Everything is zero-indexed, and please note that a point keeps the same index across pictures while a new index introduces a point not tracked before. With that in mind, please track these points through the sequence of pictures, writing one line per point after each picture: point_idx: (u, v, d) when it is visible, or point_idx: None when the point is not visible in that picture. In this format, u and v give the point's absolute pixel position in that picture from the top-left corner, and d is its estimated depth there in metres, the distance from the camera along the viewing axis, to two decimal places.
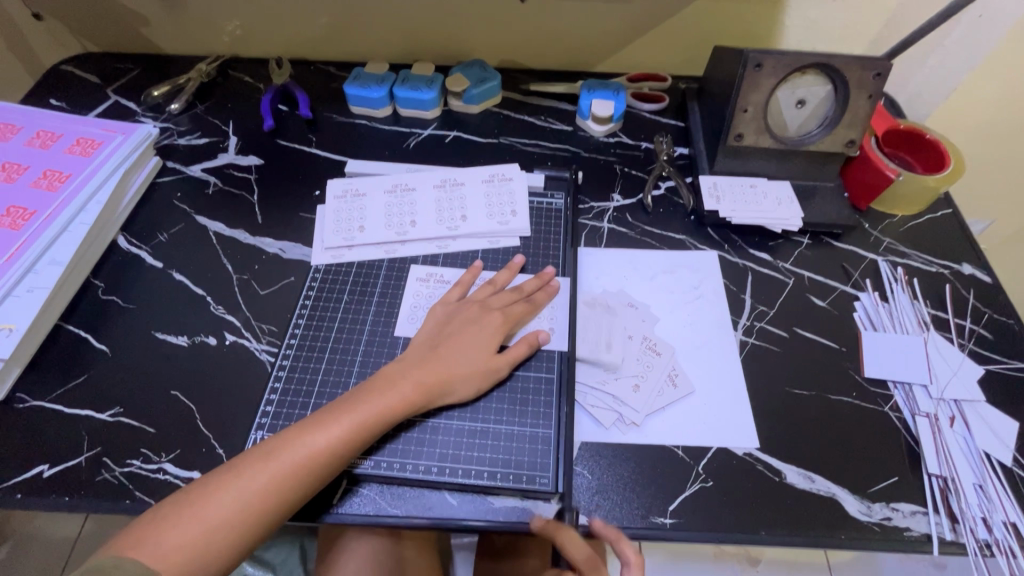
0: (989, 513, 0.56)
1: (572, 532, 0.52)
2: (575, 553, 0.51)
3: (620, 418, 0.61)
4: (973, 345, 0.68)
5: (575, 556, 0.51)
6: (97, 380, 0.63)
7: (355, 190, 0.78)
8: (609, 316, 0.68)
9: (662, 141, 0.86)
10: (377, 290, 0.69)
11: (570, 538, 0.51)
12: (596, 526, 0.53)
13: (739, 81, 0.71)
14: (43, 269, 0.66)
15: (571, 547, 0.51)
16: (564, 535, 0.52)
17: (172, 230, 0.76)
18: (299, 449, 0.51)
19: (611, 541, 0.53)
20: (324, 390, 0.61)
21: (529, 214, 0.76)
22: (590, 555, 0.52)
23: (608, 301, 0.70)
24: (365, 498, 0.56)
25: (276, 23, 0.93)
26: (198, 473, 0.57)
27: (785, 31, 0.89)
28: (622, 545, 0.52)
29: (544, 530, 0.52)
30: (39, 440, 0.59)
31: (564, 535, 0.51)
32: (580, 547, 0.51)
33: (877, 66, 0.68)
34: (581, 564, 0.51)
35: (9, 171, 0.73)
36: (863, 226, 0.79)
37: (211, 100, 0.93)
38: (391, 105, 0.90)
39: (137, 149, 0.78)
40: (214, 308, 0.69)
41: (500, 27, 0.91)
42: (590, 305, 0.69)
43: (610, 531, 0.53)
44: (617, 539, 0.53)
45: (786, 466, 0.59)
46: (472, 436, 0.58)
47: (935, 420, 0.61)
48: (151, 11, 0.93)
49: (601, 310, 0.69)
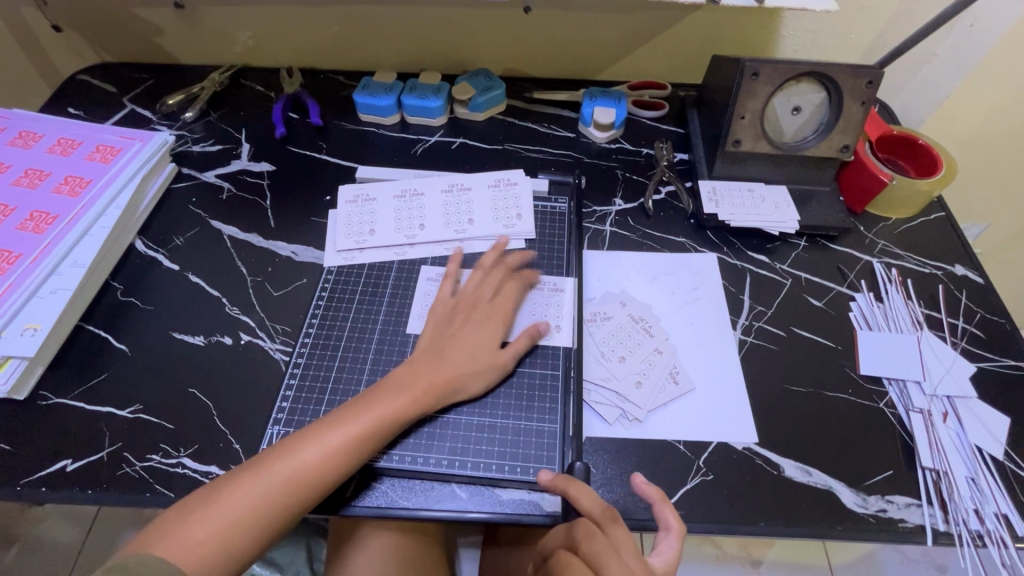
0: (981, 504, 0.58)
1: (585, 486, 0.53)
2: (589, 504, 0.51)
3: (623, 414, 0.63)
4: (965, 343, 0.70)
5: (589, 507, 0.51)
6: (117, 378, 0.65)
7: (365, 194, 0.80)
8: (607, 316, 0.70)
9: (663, 147, 0.89)
10: (388, 290, 0.71)
11: (583, 491, 0.52)
12: (638, 482, 0.54)
13: (737, 89, 0.74)
14: (66, 272, 0.68)
15: (584, 498, 0.51)
16: (576, 488, 0.52)
17: (188, 233, 0.79)
18: (315, 448, 0.53)
19: (652, 501, 0.53)
20: (338, 386, 0.63)
21: (534, 218, 0.79)
22: (604, 507, 0.51)
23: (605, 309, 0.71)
24: (379, 491, 0.57)
25: (287, 34, 0.96)
26: (216, 466, 0.59)
27: (781, 40, 0.92)
28: (663, 507, 0.52)
29: (555, 484, 0.53)
30: (62, 436, 0.61)
31: (577, 488, 0.52)
32: (593, 500, 0.51)
33: (869, 74, 0.71)
34: (596, 514, 0.50)
35: (31, 177, 0.76)
36: (859, 229, 0.81)
37: (224, 108, 0.95)
38: (399, 113, 0.92)
39: (154, 156, 0.81)
40: (229, 310, 0.71)
41: (504, 37, 0.94)
42: (592, 318, 0.70)
43: (652, 490, 0.53)
44: (658, 500, 0.53)
45: (784, 460, 0.61)
46: (480, 431, 0.60)
47: (928, 415, 0.63)
48: (166, 22, 0.96)
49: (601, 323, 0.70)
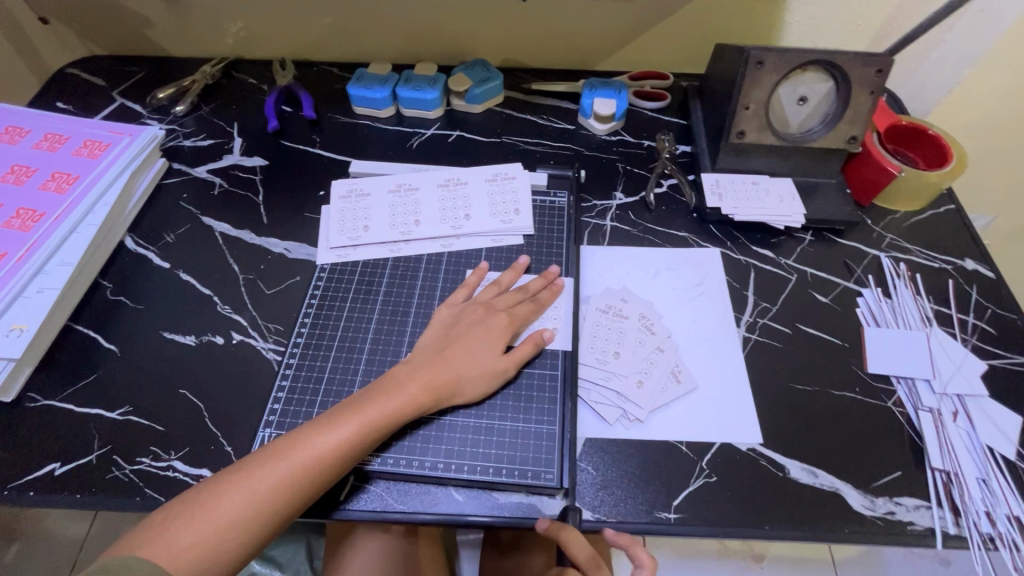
0: (992, 507, 0.56)
1: (577, 532, 0.53)
2: (579, 555, 0.52)
3: (624, 414, 0.61)
4: (976, 340, 0.68)
5: (580, 558, 0.52)
6: (107, 379, 0.64)
7: (358, 189, 0.78)
8: (617, 322, 0.68)
9: (665, 139, 0.86)
10: (382, 289, 0.70)
11: (575, 540, 0.52)
12: (609, 537, 0.54)
13: (742, 79, 0.71)
14: (53, 271, 0.67)
15: (576, 549, 0.52)
16: (569, 536, 0.52)
17: (179, 231, 0.77)
18: (307, 450, 0.51)
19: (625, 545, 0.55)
20: (331, 388, 0.62)
21: (532, 213, 0.77)
22: (592, 555, 0.53)
23: (617, 303, 0.70)
24: (373, 494, 0.56)
25: (280, 25, 0.94)
26: (207, 470, 0.58)
27: (786, 27, 0.89)
28: (636, 548, 0.55)
29: (549, 533, 0.53)
30: (50, 439, 0.59)
31: (569, 537, 0.52)
32: (584, 549, 0.53)
33: (879, 63, 0.69)
34: (585, 563, 0.53)
35: (18, 173, 0.74)
36: (866, 222, 0.79)
37: (216, 102, 0.93)
38: (394, 105, 0.90)
39: (143, 151, 0.79)
40: (221, 308, 0.70)
41: (501, 26, 0.92)
42: (597, 307, 0.69)
43: (622, 539, 0.54)
44: (631, 543, 0.55)
45: (790, 462, 0.59)
46: (477, 432, 0.59)
47: (938, 415, 0.61)
48: (155, 14, 0.93)
49: (608, 313, 0.69)
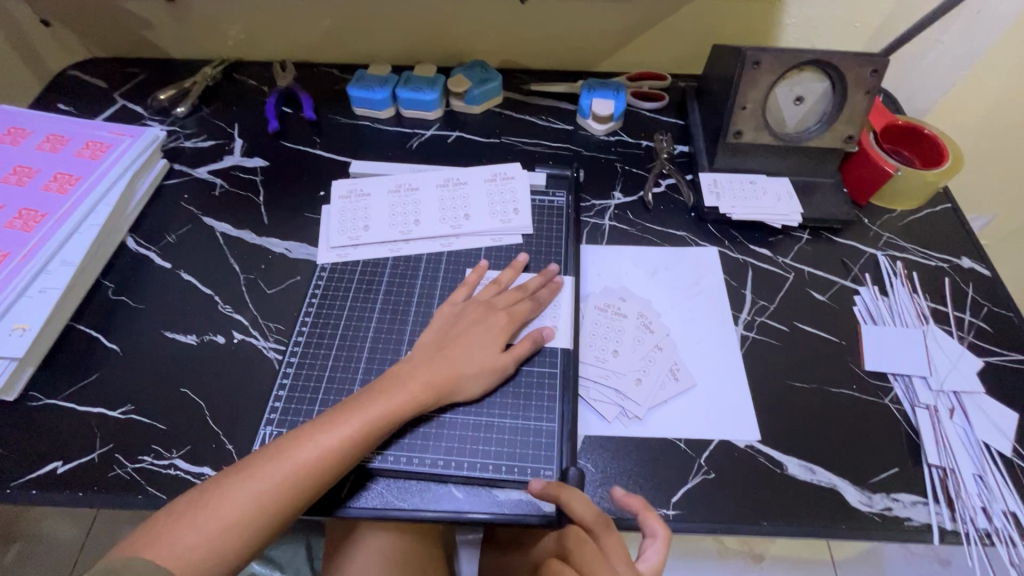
0: (988, 502, 0.57)
1: (576, 491, 0.52)
2: (580, 510, 0.50)
3: (622, 412, 0.62)
4: (972, 338, 0.68)
5: (581, 514, 0.50)
6: (109, 378, 0.64)
7: (358, 190, 0.79)
8: (620, 324, 0.68)
9: (662, 139, 0.87)
10: (382, 288, 0.70)
11: (575, 496, 0.51)
12: (619, 495, 0.53)
13: (739, 79, 0.72)
14: (55, 271, 0.67)
15: (576, 504, 0.51)
16: (568, 494, 0.51)
17: (180, 231, 0.78)
18: (309, 448, 0.51)
19: (636, 511, 0.52)
20: (331, 386, 0.62)
21: (531, 212, 0.77)
22: (597, 513, 0.51)
23: (620, 305, 0.70)
24: (374, 492, 0.56)
25: (280, 26, 0.94)
26: (209, 468, 0.58)
27: (783, 28, 0.90)
28: (647, 515, 0.52)
29: (547, 492, 0.52)
30: (52, 438, 0.60)
31: (568, 493, 0.51)
32: (587, 506, 0.51)
33: (874, 63, 0.69)
34: (589, 521, 0.50)
35: (20, 174, 0.75)
36: (863, 221, 0.79)
37: (216, 103, 0.94)
38: (394, 107, 0.91)
39: (144, 152, 0.80)
40: (222, 308, 0.70)
41: (500, 28, 0.92)
42: (602, 307, 0.69)
43: (634, 501, 0.53)
44: (641, 510, 0.52)
45: (787, 459, 0.59)
46: (477, 430, 0.59)
47: (934, 412, 0.62)
48: (156, 16, 0.94)
49: (611, 314, 0.69)
